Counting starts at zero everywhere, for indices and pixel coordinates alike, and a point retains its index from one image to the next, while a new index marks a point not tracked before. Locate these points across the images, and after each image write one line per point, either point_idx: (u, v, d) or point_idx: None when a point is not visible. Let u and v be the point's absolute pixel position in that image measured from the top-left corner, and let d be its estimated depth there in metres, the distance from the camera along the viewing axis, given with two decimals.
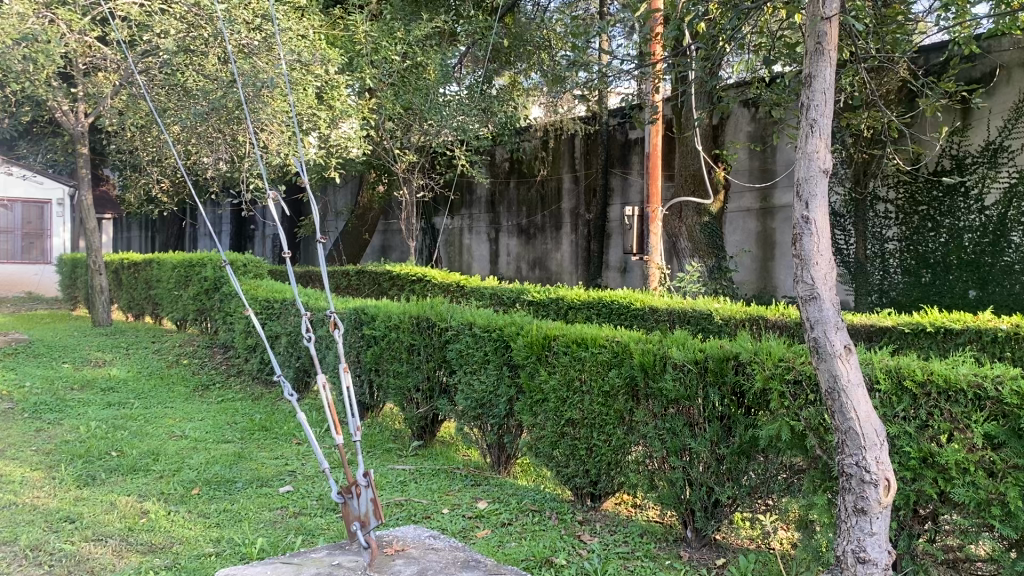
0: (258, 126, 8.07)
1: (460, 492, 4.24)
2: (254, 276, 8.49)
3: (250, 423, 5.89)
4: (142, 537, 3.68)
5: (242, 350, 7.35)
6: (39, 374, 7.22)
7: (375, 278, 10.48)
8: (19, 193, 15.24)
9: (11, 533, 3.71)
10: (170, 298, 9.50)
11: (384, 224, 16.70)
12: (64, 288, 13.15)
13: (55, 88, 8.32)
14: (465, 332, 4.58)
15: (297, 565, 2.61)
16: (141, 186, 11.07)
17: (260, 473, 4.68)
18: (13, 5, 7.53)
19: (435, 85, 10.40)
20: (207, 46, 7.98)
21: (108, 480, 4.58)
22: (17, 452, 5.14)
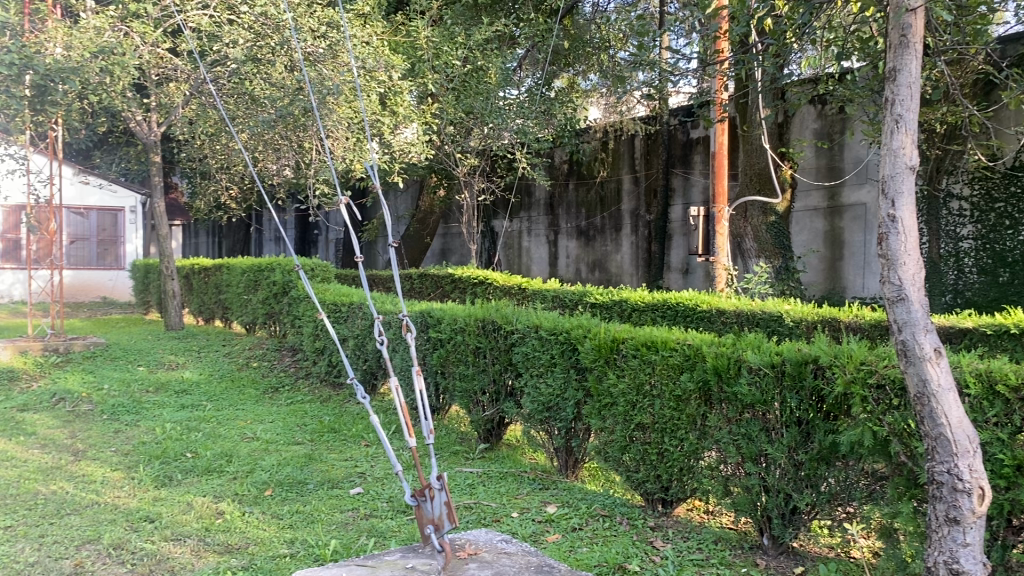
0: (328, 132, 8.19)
1: (528, 496, 4.22)
2: (322, 280, 8.63)
3: (319, 424, 5.98)
4: (219, 537, 3.76)
5: (310, 352, 7.46)
6: (116, 377, 7.44)
7: (437, 281, 10.54)
8: (94, 202, 15.87)
9: (95, 531, 3.83)
10: (240, 302, 9.71)
11: (443, 228, 16.79)
12: (137, 293, 13.55)
13: (129, 99, 8.58)
14: (531, 335, 4.55)
15: (371, 568, 2.62)
16: (210, 193, 11.37)
17: (330, 475, 4.74)
18: (91, 20, 7.85)
19: (496, 88, 10.47)
20: (274, 55, 8.13)
21: (185, 480, 4.69)
22: (98, 452, 5.31)
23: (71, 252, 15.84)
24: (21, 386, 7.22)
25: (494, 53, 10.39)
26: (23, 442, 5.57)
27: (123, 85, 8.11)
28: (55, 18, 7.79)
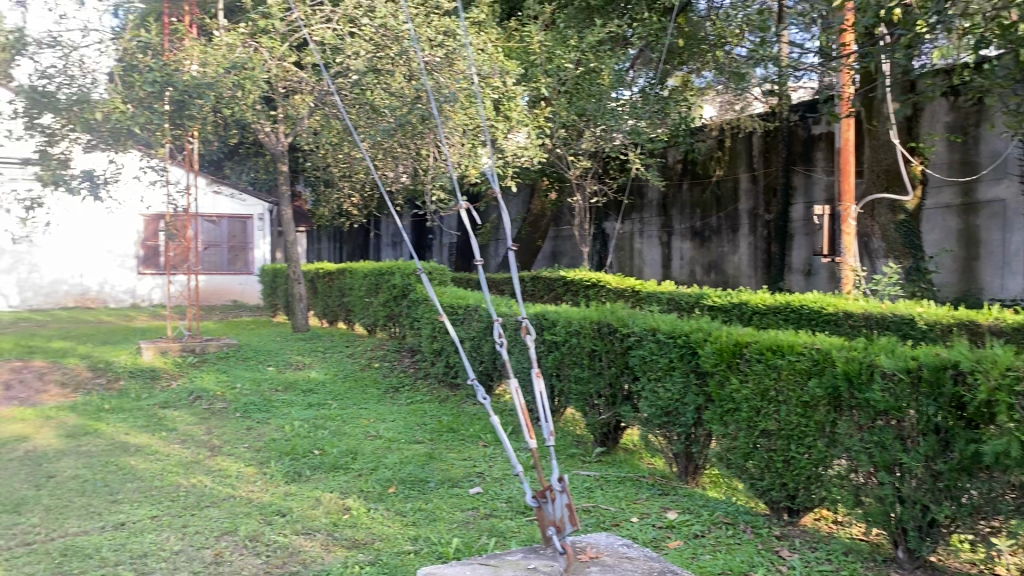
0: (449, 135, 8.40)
1: (648, 501, 4.19)
2: (439, 283, 8.80)
3: (439, 424, 6.10)
4: (346, 532, 3.88)
5: (428, 353, 7.59)
6: (248, 376, 7.82)
7: (551, 284, 10.57)
8: (226, 210, 16.73)
9: (232, 523, 4.03)
10: (361, 305, 10.01)
11: (554, 230, 16.79)
12: (265, 296, 14.17)
13: (260, 113, 8.96)
14: (648, 338, 4.50)
15: (494, 567, 2.66)
16: (333, 201, 11.78)
17: (450, 474, 4.83)
18: (223, 37, 8.31)
19: (609, 90, 10.41)
20: (394, 65, 8.40)
21: (313, 476, 4.88)
22: (233, 448, 5.60)
23: (205, 258, 16.74)
24: (163, 385, 7.70)
25: (607, 54, 10.32)
26: (166, 437, 5.93)
27: (253, 99, 8.48)
28: (192, 37, 8.26)
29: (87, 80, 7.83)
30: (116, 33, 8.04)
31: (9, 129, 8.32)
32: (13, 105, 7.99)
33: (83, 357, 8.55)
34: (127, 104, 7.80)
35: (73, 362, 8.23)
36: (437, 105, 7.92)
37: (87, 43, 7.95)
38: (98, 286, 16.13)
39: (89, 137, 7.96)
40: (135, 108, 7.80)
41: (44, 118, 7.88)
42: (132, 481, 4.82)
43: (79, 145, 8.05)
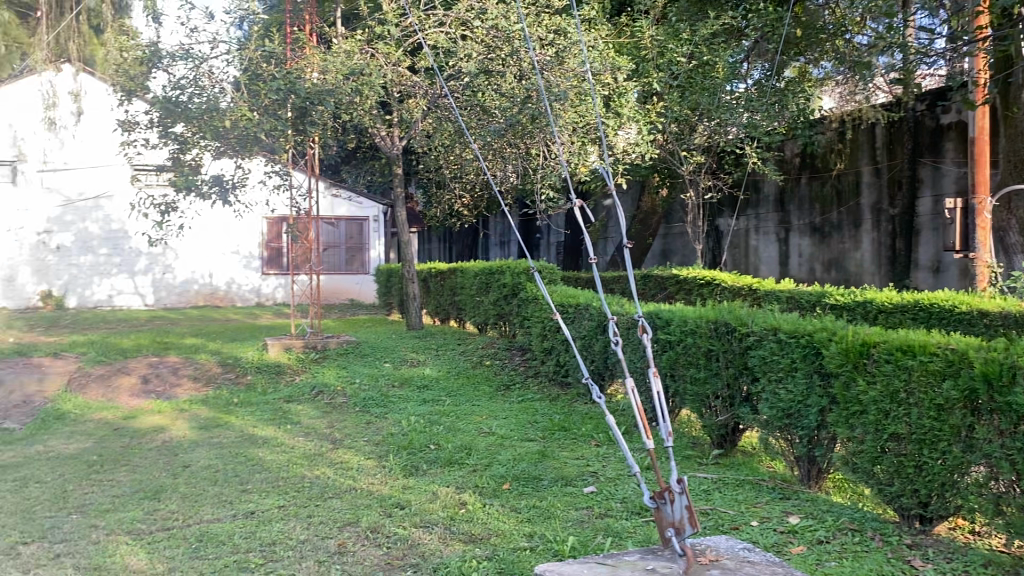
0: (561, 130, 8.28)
1: (768, 505, 4.08)
2: (550, 282, 8.82)
3: (550, 422, 6.11)
4: (463, 527, 3.94)
5: (539, 351, 7.61)
6: (366, 372, 8.05)
7: (663, 282, 10.43)
8: (343, 212, 17.28)
9: (354, 514, 4.16)
10: (473, 303, 10.15)
11: (665, 228, 16.55)
12: (381, 296, 14.56)
13: (377, 118, 9.23)
14: (768, 338, 4.39)
15: (611, 566, 2.65)
16: (445, 201, 11.99)
17: (564, 472, 4.83)
18: (342, 45, 8.61)
19: (724, 83, 10.26)
20: (504, 66, 8.51)
21: (429, 470, 4.98)
22: (353, 441, 5.78)
23: (324, 258, 17.36)
24: (287, 380, 8.02)
25: (721, 47, 10.22)
26: (290, 430, 6.17)
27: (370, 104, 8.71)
28: (312, 46, 8.56)
29: (214, 89, 8.23)
30: (242, 43, 8.41)
31: (146, 139, 8.86)
32: (150, 116, 8.50)
33: (213, 353, 9.00)
34: (253, 110, 8.16)
35: (204, 357, 8.68)
36: (550, 102, 7.88)
37: (217, 54, 8.36)
38: (225, 285, 16.97)
39: (218, 144, 8.40)
40: (261, 115, 8.15)
41: (178, 127, 8.34)
42: (260, 471, 5.04)
43: (207, 152, 8.49)
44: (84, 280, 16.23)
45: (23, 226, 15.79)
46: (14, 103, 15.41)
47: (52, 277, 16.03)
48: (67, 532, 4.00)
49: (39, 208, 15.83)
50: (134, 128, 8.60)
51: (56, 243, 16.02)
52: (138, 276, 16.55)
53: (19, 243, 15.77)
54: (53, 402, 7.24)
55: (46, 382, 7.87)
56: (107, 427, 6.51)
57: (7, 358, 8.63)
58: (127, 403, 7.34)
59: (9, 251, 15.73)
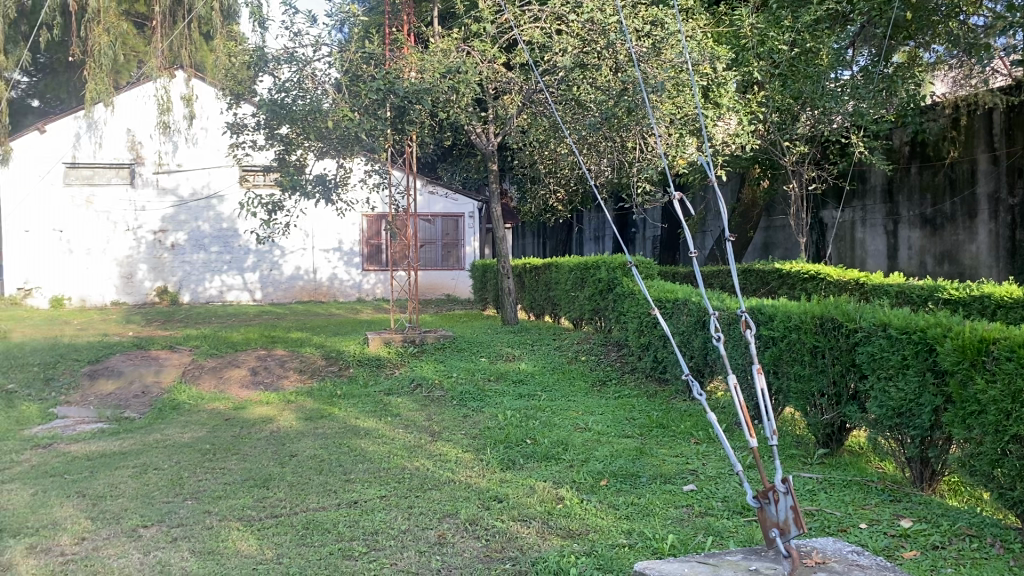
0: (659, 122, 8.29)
1: (877, 508, 3.93)
2: (647, 276, 8.72)
3: (648, 419, 6.05)
4: (561, 521, 3.94)
5: (636, 347, 7.53)
6: (463, 367, 8.15)
7: (764, 277, 10.18)
8: (439, 209, 17.54)
9: (454, 506, 4.22)
10: (568, 298, 10.14)
11: (765, 222, 16.14)
12: (477, 291, 14.69)
13: (473, 114, 9.32)
14: (878, 334, 4.22)
15: (712, 566, 2.60)
16: (540, 197, 12.00)
17: (662, 470, 4.77)
18: (439, 44, 8.75)
19: (829, 71, 9.86)
20: (600, 59, 8.41)
21: (526, 465, 5.00)
22: (451, 434, 5.86)
23: (422, 254, 17.65)
24: (386, 373, 8.20)
25: (826, 33, 9.87)
26: (390, 422, 6.31)
27: (465, 101, 8.81)
28: (410, 46, 8.69)
29: (317, 91, 8.46)
30: (342, 45, 8.60)
31: (253, 141, 9.21)
32: (257, 118, 8.83)
33: (317, 346, 9.28)
34: (354, 111, 8.34)
35: (309, 351, 8.96)
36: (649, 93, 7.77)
37: (319, 57, 8.58)
38: (328, 281, 17.48)
39: (321, 144, 8.67)
40: (362, 115, 8.34)
41: (283, 129, 8.75)
42: (363, 462, 5.17)
43: (311, 153, 8.88)
44: (198, 276, 17.03)
45: (141, 225, 16.63)
46: (133, 109, 16.25)
47: (168, 273, 16.85)
48: (182, 516, 4.19)
49: (156, 208, 16.66)
50: (242, 130, 8.95)
51: (171, 240, 16.81)
52: (246, 271, 17.23)
53: (138, 241, 16.62)
54: (169, 393, 7.61)
55: (163, 373, 8.28)
56: (219, 417, 6.81)
57: (127, 351, 9.12)
58: (238, 395, 7.65)
59: (129, 249, 16.59)
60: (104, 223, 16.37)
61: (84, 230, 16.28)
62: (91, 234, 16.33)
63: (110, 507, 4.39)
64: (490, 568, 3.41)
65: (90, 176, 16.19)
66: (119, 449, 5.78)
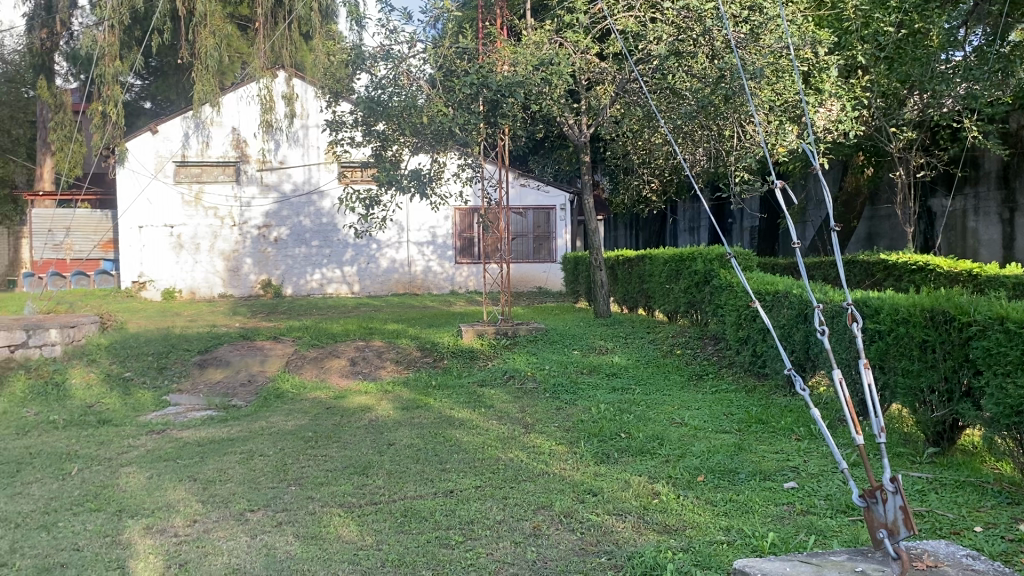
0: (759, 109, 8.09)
1: (995, 511, 3.73)
2: (745, 268, 8.51)
3: (747, 415, 5.91)
4: (657, 517, 3.90)
5: (733, 341, 7.38)
6: (555, 359, 8.15)
7: (868, 269, 9.81)
8: (531, 202, 17.59)
9: (548, 498, 4.23)
10: (663, 291, 10.00)
11: (870, 211, 15.54)
12: (569, 283, 14.65)
13: (565, 106, 9.29)
14: (994, 328, 4.01)
15: (816, 566, 2.51)
16: (633, 188, 11.85)
17: (762, 467, 4.66)
18: (531, 36, 8.77)
19: (939, 51, 9.52)
20: (696, 46, 8.27)
21: (621, 458, 4.96)
22: (544, 426, 5.88)
23: (514, 248, 17.74)
24: (480, 364, 8.28)
25: (936, 12, 9.34)
26: (484, 413, 6.37)
27: (558, 92, 8.81)
28: (503, 39, 8.72)
29: (412, 87, 8.59)
30: (436, 42, 8.70)
31: (352, 138, 9.44)
32: (355, 115, 9.05)
33: (413, 338, 9.44)
34: (449, 106, 8.45)
35: (405, 342, 9.12)
36: (746, 79, 7.64)
37: (414, 54, 8.70)
38: (423, 274, 17.74)
39: (416, 140, 8.83)
40: (456, 110, 8.46)
41: (379, 125, 8.95)
42: (458, 452, 5.23)
43: (406, 148, 9.01)
44: (299, 269, 17.53)
45: (247, 221, 17.24)
46: (237, 109, 16.89)
47: (271, 267, 17.41)
48: (286, 501, 4.34)
49: (259, 205, 17.23)
50: (341, 126, 9.15)
51: (275, 235, 17.36)
52: (344, 265, 17.62)
53: (243, 236, 17.24)
54: (273, 382, 7.88)
55: (267, 363, 8.58)
56: (321, 405, 7.02)
57: (234, 341, 9.49)
58: (338, 384, 7.88)
59: (235, 243, 17.24)
60: (211, 219, 17.08)
61: (193, 226, 17.02)
62: (200, 230, 17.06)
63: (219, 491, 4.58)
64: (585, 561, 3.40)
65: (198, 173, 16.96)
66: (228, 436, 6.03)
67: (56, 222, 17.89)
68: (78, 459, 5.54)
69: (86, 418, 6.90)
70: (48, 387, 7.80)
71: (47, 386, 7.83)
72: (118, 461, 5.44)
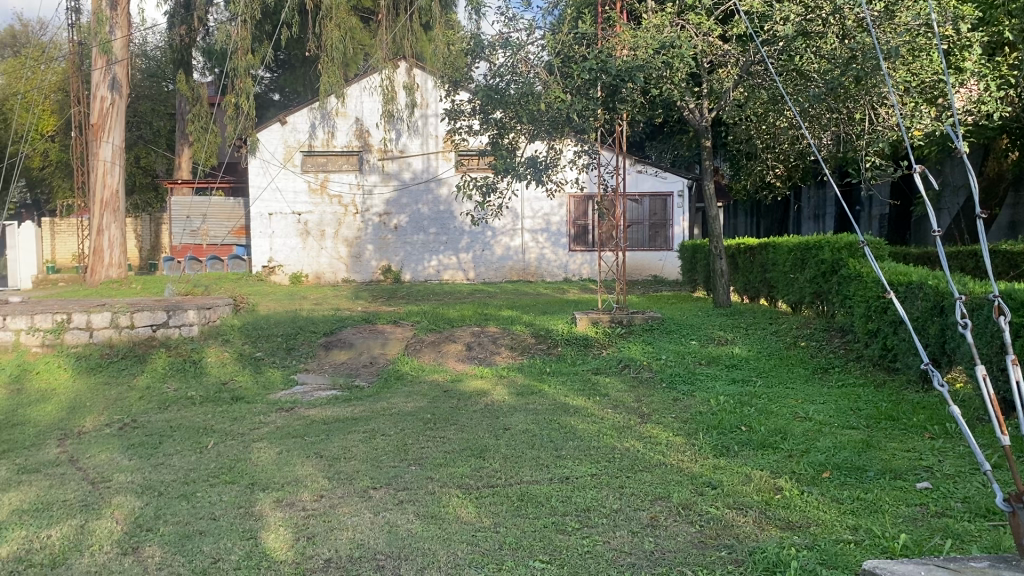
0: (893, 90, 7.70)
1: None
2: (877, 257, 8.13)
3: (876, 411, 5.66)
4: (780, 512, 3.78)
5: (862, 334, 7.08)
6: (672, 349, 8.02)
7: (1011, 259, 9.26)
8: (648, 188, 17.37)
9: (666, 489, 4.18)
10: (787, 281, 9.68)
11: (1013, 198, 14.63)
12: (687, 272, 14.38)
13: (686, 90, 9.09)
14: None
15: (955, 571, 2.37)
16: (756, 174, 11.38)
17: (892, 465, 4.45)
18: (652, 19, 8.59)
19: None
20: (826, 26, 7.96)
21: (742, 452, 4.84)
22: (661, 416, 5.80)
23: (629, 235, 17.56)
24: (594, 352, 8.26)
25: None
26: (600, 402, 6.34)
27: (679, 76, 8.61)
28: (623, 23, 8.54)
29: (530, 74, 8.61)
30: (555, 29, 8.68)
31: (469, 126, 9.56)
32: (473, 103, 9.20)
33: (528, 324, 9.48)
34: (567, 92, 8.43)
35: (521, 328, 9.18)
36: (884, 59, 7.22)
37: (532, 40, 8.71)
38: (537, 261, 17.80)
39: (532, 127, 8.88)
40: (574, 96, 8.43)
41: (496, 112, 9.03)
42: (574, 439, 5.24)
43: (522, 135, 9.07)
44: (417, 255, 17.90)
45: (369, 209, 17.74)
46: (361, 100, 17.42)
47: (391, 253, 17.86)
48: (407, 481, 4.46)
49: (380, 192, 17.69)
50: (460, 115, 9.29)
51: (394, 222, 17.80)
52: (461, 252, 17.90)
53: (365, 223, 17.74)
54: (394, 364, 8.12)
55: (388, 346, 8.84)
56: (438, 388, 7.16)
57: (356, 324, 9.80)
58: (455, 367, 8.04)
59: (358, 230, 17.75)
60: (336, 206, 17.66)
61: (319, 213, 17.64)
62: (325, 217, 17.67)
63: (344, 468, 4.74)
64: (705, 555, 3.35)
65: (324, 162, 17.55)
66: (352, 415, 6.24)
67: (193, 208, 18.85)
68: (214, 433, 5.86)
69: (221, 394, 7.28)
70: (186, 365, 8.29)
71: (185, 363, 8.32)
72: (250, 437, 5.72)
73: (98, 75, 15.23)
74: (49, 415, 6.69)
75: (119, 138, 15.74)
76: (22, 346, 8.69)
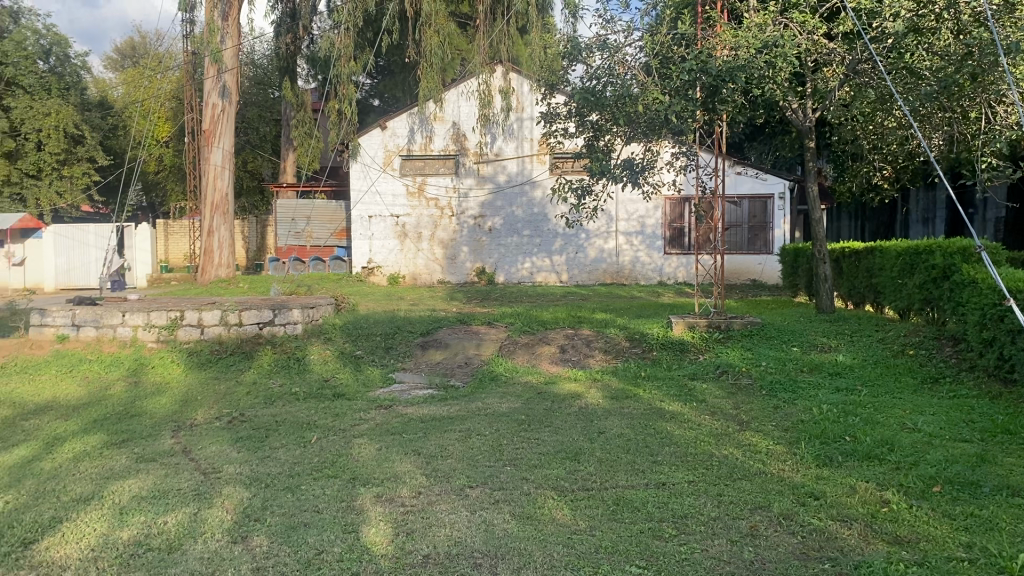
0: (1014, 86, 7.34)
1: None
2: (993, 261, 7.72)
3: (991, 424, 5.38)
4: (888, 526, 3.66)
5: (977, 344, 6.75)
6: (773, 356, 7.84)
7: None
8: (748, 190, 16.96)
9: (766, 499, 4.08)
10: (895, 286, 9.31)
11: None
12: (788, 276, 14.00)
13: (789, 89, 8.86)
14: None
15: None
16: (862, 176, 10.98)
17: (1010, 481, 4.23)
18: (753, 19, 8.47)
19: None
20: (940, 21, 7.66)
21: (846, 463, 4.69)
22: (760, 425, 5.67)
23: (728, 237, 17.24)
24: (691, 358, 8.13)
25: None
26: (697, 407, 6.25)
27: (784, 75, 8.45)
28: (724, 22, 8.41)
29: (627, 76, 8.56)
30: (653, 30, 8.63)
31: (566, 129, 9.58)
32: (569, 106, 9.23)
33: (622, 327, 9.43)
34: (665, 94, 8.31)
35: (615, 331, 9.13)
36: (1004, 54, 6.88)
37: (630, 42, 8.67)
38: (632, 263, 17.67)
39: (628, 130, 8.79)
40: (673, 97, 8.26)
41: (593, 115, 9.02)
42: (670, 444, 5.18)
43: (618, 138, 9.00)
44: (512, 257, 18.03)
45: (464, 211, 17.97)
46: (458, 105, 17.65)
47: (486, 255, 18.05)
48: (503, 481, 4.50)
49: (475, 196, 17.92)
50: (557, 118, 9.32)
51: (489, 224, 17.98)
52: (554, 254, 17.92)
53: (460, 225, 17.98)
54: (488, 364, 8.20)
55: (483, 346, 8.93)
56: (533, 390, 7.19)
57: (452, 325, 9.93)
58: (548, 369, 8.07)
59: (453, 233, 18.02)
60: (433, 209, 17.97)
61: (416, 216, 18.00)
62: (422, 220, 18.01)
63: (441, 466, 4.83)
64: (806, 566, 3.27)
65: (422, 167, 17.91)
66: (447, 414, 6.33)
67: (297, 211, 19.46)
68: (317, 429, 6.03)
69: (323, 391, 7.51)
70: (290, 361, 8.60)
71: (290, 360, 8.63)
72: (352, 432, 5.88)
73: (210, 83, 15.92)
74: (163, 407, 7.04)
75: (228, 143, 16.38)
76: (140, 341, 9.18)
